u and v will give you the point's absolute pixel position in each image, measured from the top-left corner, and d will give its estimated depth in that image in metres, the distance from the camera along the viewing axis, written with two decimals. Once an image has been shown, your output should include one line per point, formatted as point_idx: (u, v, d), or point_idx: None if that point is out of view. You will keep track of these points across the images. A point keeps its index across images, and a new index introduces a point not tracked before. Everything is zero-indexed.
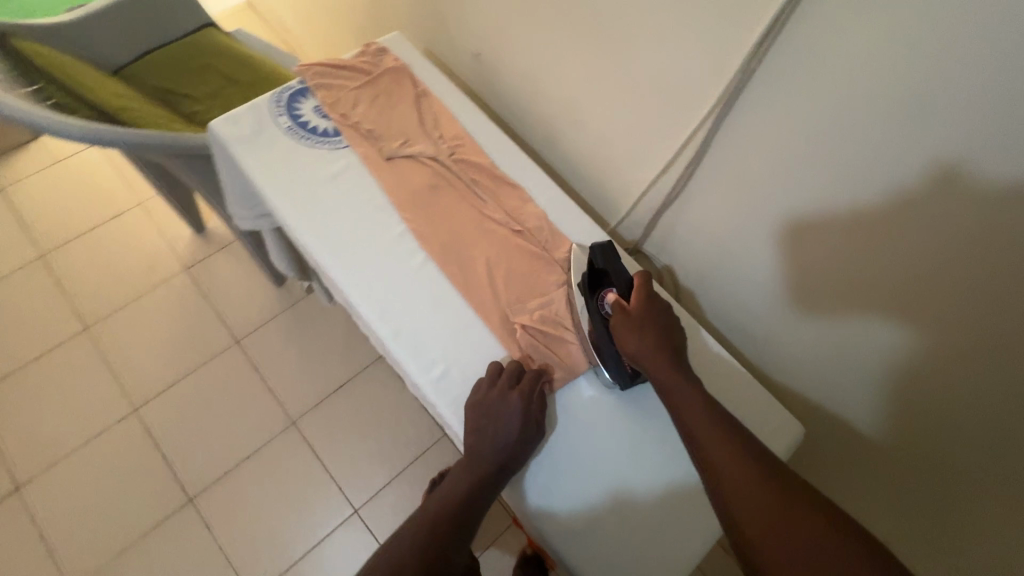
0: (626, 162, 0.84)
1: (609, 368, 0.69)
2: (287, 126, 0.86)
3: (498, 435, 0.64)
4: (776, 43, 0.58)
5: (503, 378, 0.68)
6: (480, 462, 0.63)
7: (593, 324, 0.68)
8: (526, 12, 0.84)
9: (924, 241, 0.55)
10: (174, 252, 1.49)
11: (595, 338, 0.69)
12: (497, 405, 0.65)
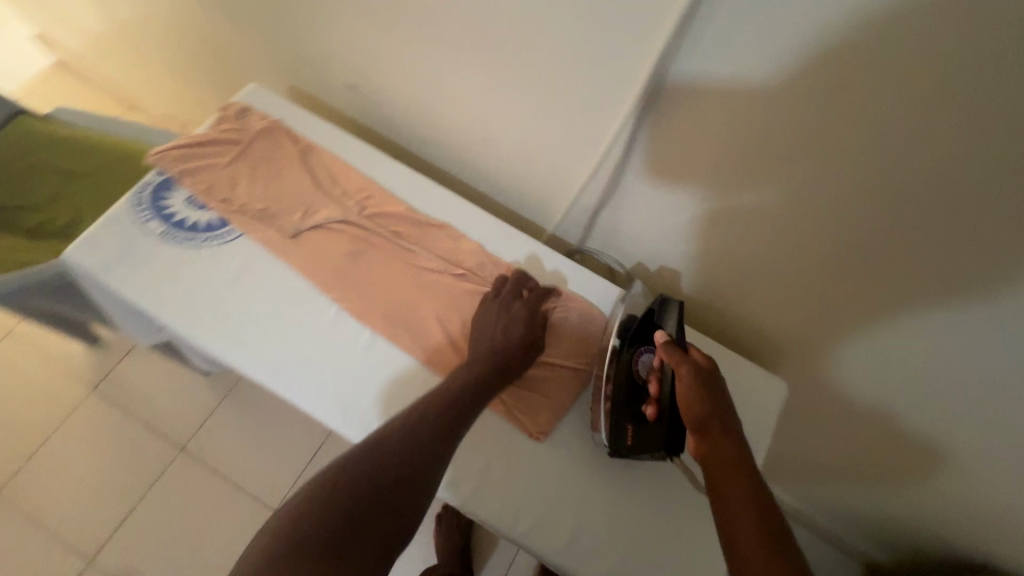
0: (549, 171, 0.80)
1: (610, 427, 0.63)
2: (161, 232, 0.73)
3: (505, 336, 0.68)
4: (688, 35, 0.54)
5: (503, 291, 0.72)
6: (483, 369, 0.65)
7: (619, 374, 0.63)
8: (400, 37, 0.75)
9: (870, 199, 0.56)
10: (71, 377, 1.28)
11: (612, 389, 0.63)
12: (495, 313, 0.70)
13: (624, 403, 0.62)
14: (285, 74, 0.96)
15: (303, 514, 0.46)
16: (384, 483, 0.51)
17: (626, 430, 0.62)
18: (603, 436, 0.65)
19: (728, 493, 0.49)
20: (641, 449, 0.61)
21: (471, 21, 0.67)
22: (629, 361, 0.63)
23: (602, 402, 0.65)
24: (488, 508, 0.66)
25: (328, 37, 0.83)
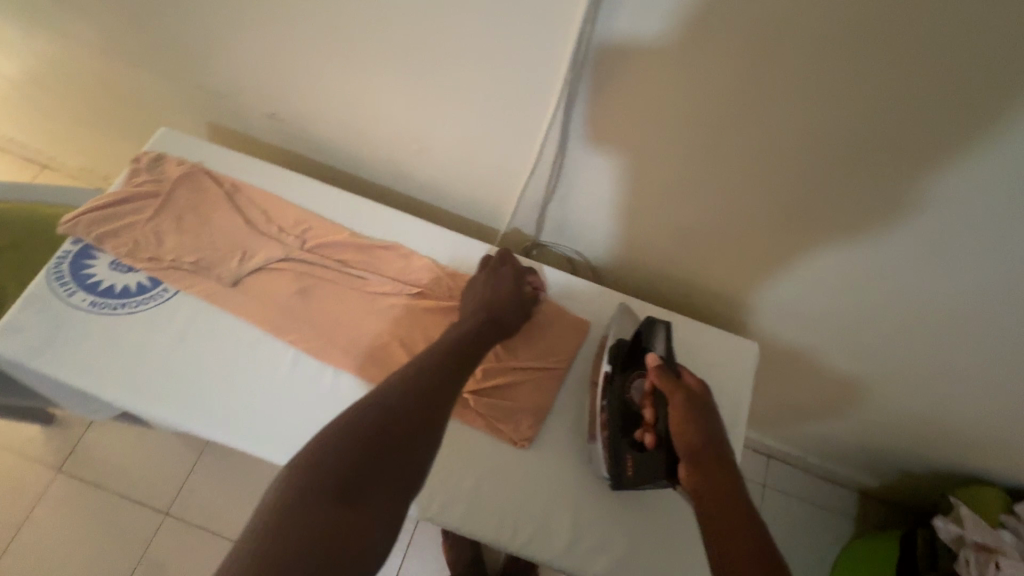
0: (489, 172, 0.78)
1: (609, 455, 0.63)
2: (87, 303, 0.68)
3: (497, 303, 0.68)
4: (600, 17, 0.53)
5: (491, 263, 0.72)
6: (479, 336, 0.65)
7: (613, 399, 0.65)
8: (311, 59, 0.72)
9: (804, 151, 0.57)
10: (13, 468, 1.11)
11: (607, 416, 0.64)
12: (486, 282, 0.71)
13: (621, 429, 0.63)
14: (198, 111, 0.90)
15: (320, 467, 0.46)
16: (389, 445, 0.50)
17: (626, 460, 0.62)
18: (603, 467, 0.64)
19: (721, 520, 0.52)
20: (644, 479, 0.61)
21: (382, 31, 0.64)
22: (623, 385, 0.66)
23: (599, 431, 0.65)
24: (484, 526, 0.64)
25: (237, 67, 0.78)
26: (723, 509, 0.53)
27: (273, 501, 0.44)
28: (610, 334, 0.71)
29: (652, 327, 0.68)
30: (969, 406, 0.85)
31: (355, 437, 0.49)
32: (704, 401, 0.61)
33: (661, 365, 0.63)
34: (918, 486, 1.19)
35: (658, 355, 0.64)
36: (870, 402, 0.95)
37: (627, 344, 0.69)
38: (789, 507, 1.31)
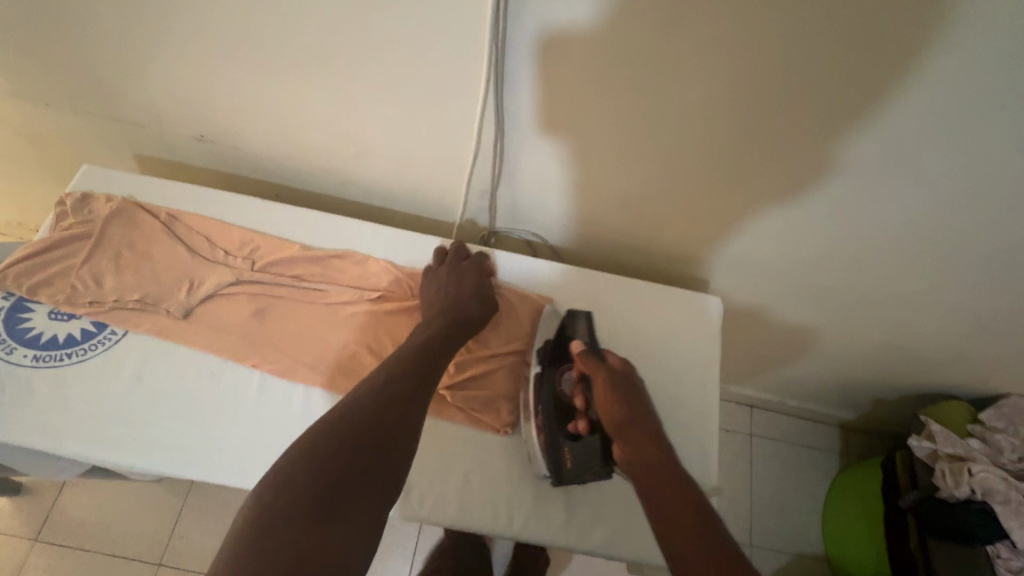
0: (433, 166, 0.76)
1: (547, 451, 0.64)
2: (30, 358, 0.65)
3: (461, 299, 0.68)
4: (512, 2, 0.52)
5: (452, 257, 0.72)
6: (445, 333, 0.65)
7: (544, 394, 0.66)
8: (229, 74, 0.69)
9: (732, 107, 0.57)
10: None
11: (541, 412, 0.65)
12: (449, 276, 0.70)
13: (555, 423, 0.64)
14: (122, 142, 0.85)
15: (292, 485, 0.45)
16: (363, 451, 0.49)
17: (564, 453, 0.63)
18: (542, 465, 0.64)
19: (648, 477, 0.54)
20: (582, 468, 0.62)
21: (297, 37, 0.62)
22: (553, 377, 0.67)
23: (535, 428, 0.66)
24: (479, 517, 0.64)
25: (155, 91, 0.74)
26: (650, 465, 0.55)
27: (245, 527, 0.43)
28: (538, 331, 0.73)
29: (573, 315, 0.71)
30: (923, 329, 0.90)
31: (325, 452, 0.48)
32: (627, 375, 0.64)
33: (584, 350, 0.66)
34: (889, 411, 1.25)
35: (581, 341, 0.67)
36: (834, 337, 0.99)
37: (553, 336, 0.71)
38: (775, 450, 1.36)
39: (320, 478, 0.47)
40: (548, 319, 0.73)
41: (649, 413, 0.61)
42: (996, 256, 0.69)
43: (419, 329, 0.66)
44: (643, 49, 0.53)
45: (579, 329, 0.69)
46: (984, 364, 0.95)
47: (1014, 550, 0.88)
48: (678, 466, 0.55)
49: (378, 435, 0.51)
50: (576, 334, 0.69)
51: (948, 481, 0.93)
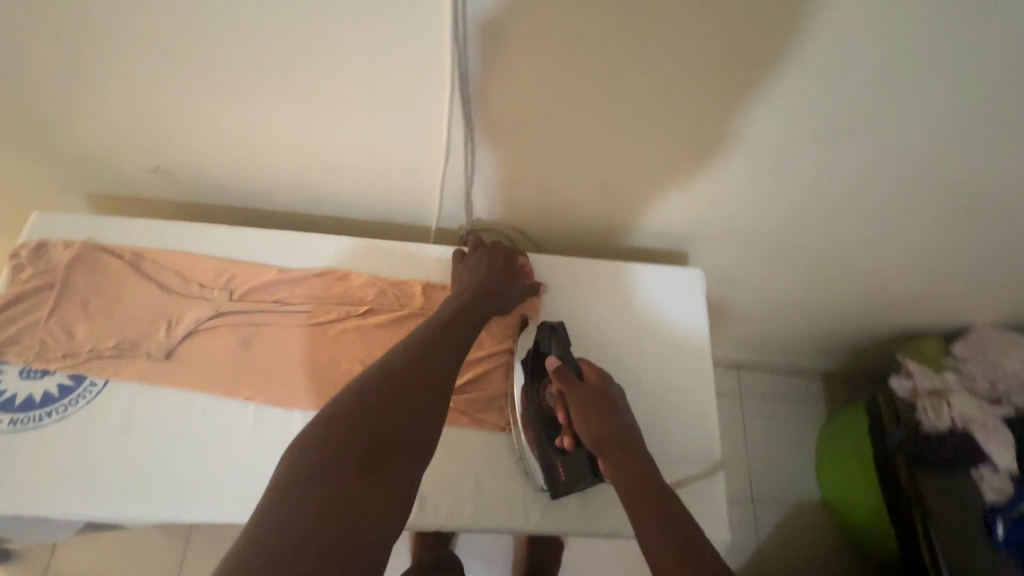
0: (404, 172, 0.75)
1: (543, 467, 0.64)
2: (7, 422, 0.61)
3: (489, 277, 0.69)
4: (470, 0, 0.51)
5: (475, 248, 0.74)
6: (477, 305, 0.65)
7: (531, 412, 0.65)
8: (182, 100, 0.66)
9: (697, 84, 0.58)
10: None
11: (530, 429, 0.65)
12: (471, 262, 0.71)
13: (546, 440, 0.64)
14: (71, 182, 0.81)
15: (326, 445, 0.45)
16: (398, 413, 0.49)
17: (557, 467, 0.64)
18: (539, 479, 0.65)
19: (639, 507, 0.55)
20: (576, 479, 0.64)
21: (250, 56, 0.60)
22: (536, 396, 0.66)
23: (527, 445, 0.65)
24: (496, 516, 0.65)
25: (104, 125, 0.71)
26: (639, 492, 0.56)
27: (277, 482, 0.43)
28: (517, 346, 0.70)
29: (544, 328, 0.69)
30: (891, 274, 0.94)
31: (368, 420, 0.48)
32: (605, 392, 0.65)
33: (563, 367, 0.65)
34: (866, 356, 1.31)
35: (558, 358, 0.66)
36: (811, 292, 1.02)
37: (530, 350, 0.69)
38: (764, 408, 1.40)
39: (354, 438, 0.46)
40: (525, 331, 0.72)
41: (631, 432, 0.62)
42: (953, 195, 0.73)
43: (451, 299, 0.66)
44: (610, 33, 0.53)
45: (552, 343, 0.68)
46: (949, 300, 1.01)
47: (995, 471, 0.92)
48: (666, 492, 0.56)
49: (413, 397, 0.50)
50: (550, 348, 0.68)
51: (929, 415, 0.98)
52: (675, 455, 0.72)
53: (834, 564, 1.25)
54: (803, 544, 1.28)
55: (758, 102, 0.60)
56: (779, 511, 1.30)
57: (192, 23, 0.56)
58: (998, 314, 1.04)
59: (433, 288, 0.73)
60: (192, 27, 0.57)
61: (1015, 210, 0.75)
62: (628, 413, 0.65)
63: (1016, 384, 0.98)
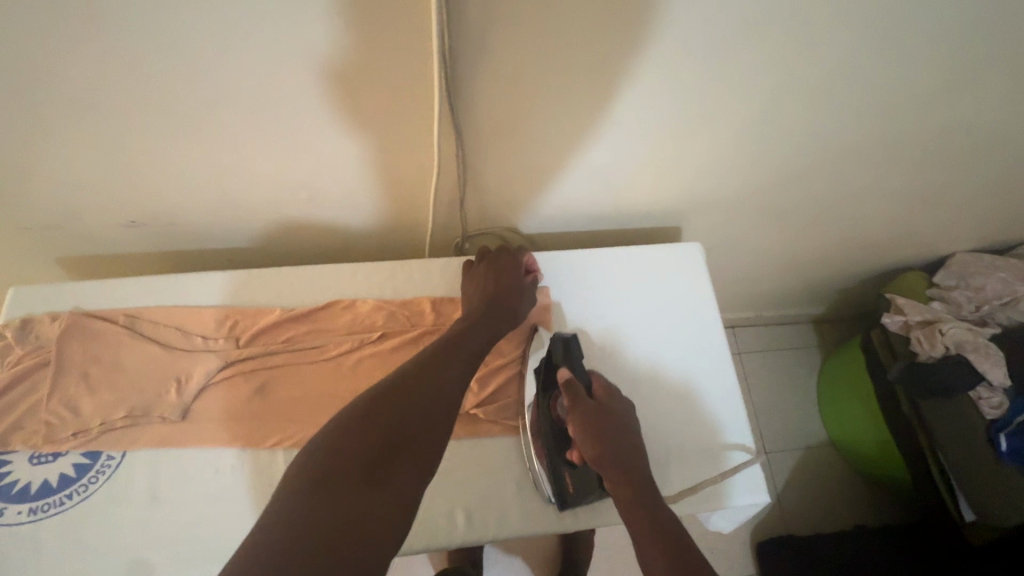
0: (394, 190, 0.74)
1: (550, 477, 0.64)
2: (27, 513, 0.59)
3: (511, 280, 0.70)
4: (453, 15, 0.50)
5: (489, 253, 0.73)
6: (501, 305, 0.66)
7: (541, 424, 0.65)
8: (155, 149, 0.63)
9: (683, 63, 0.59)
10: None
11: (540, 440, 0.65)
12: (488, 269, 0.71)
13: (556, 452, 0.64)
14: (41, 248, 0.77)
15: (348, 430, 0.46)
16: (418, 400, 0.49)
17: (565, 479, 0.63)
18: (546, 488, 0.64)
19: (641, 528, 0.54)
20: (585, 491, 0.63)
21: (224, 97, 0.57)
22: (547, 406, 0.66)
23: (536, 454, 0.65)
24: (544, 521, 0.65)
25: (73, 184, 0.67)
26: (642, 523, 0.55)
27: (298, 464, 0.43)
28: (528, 353, 0.72)
29: (558, 338, 0.71)
30: (875, 218, 0.97)
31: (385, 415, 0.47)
32: (610, 407, 0.65)
33: (571, 378, 0.66)
34: (854, 298, 1.35)
35: (567, 369, 0.67)
36: (800, 246, 1.05)
37: (543, 360, 0.69)
38: (764, 361, 1.44)
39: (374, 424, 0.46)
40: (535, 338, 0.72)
41: (638, 459, 0.61)
42: (930, 134, 0.75)
43: (475, 305, 0.66)
44: (597, 25, 0.53)
45: (563, 355, 0.69)
46: (930, 234, 1.04)
47: (991, 389, 0.94)
48: (667, 513, 0.55)
49: (433, 387, 0.51)
50: (561, 360, 0.69)
51: (924, 346, 1.01)
52: (707, 424, 0.73)
53: (853, 499, 1.30)
54: (822, 486, 1.31)
55: (743, 74, 0.61)
56: (794, 458, 1.34)
57: (160, 69, 0.53)
58: (976, 241, 1.08)
59: (443, 303, 0.72)
60: (159, 74, 0.54)
61: (988, 140, 0.77)
62: (636, 431, 0.65)
63: (998, 303, 1.01)
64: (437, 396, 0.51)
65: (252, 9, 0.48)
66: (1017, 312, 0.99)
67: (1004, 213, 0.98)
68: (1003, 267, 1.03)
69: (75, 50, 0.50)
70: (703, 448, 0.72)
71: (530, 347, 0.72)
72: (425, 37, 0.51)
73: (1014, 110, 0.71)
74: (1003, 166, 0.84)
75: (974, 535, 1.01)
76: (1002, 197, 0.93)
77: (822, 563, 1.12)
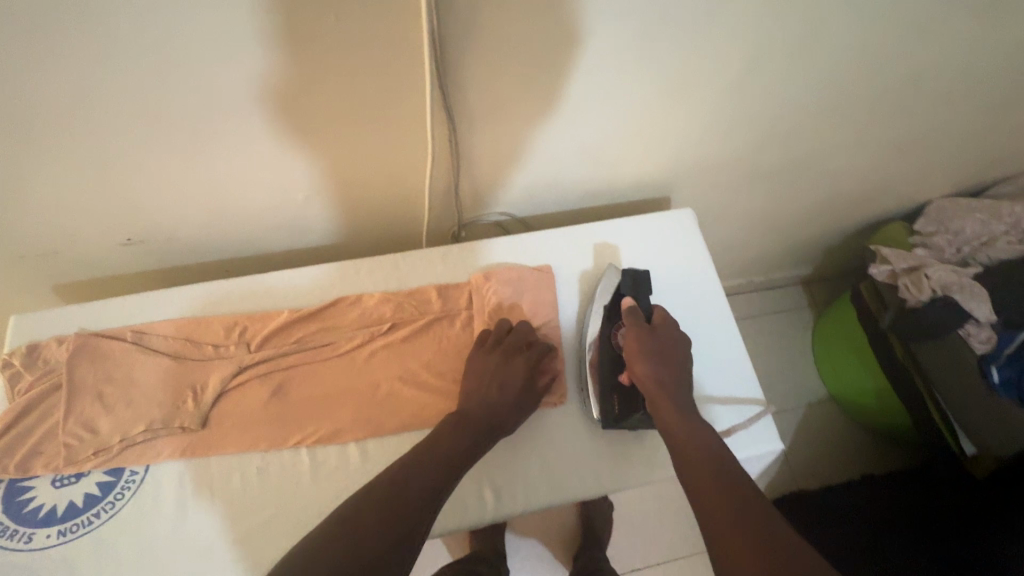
0: (390, 183, 0.75)
1: (599, 396, 0.68)
2: (55, 535, 0.59)
3: (503, 385, 0.65)
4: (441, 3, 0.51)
5: (505, 343, 0.69)
6: (476, 418, 0.63)
7: (599, 346, 0.71)
8: (149, 161, 0.64)
9: (666, 35, 0.60)
10: None
11: (595, 362, 0.70)
12: (497, 363, 0.67)
13: (608, 371, 0.69)
14: (37, 274, 0.77)
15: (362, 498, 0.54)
16: (415, 475, 0.57)
17: (612, 398, 0.68)
18: (594, 409, 0.68)
19: (675, 434, 0.60)
20: (629, 411, 0.67)
21: (217, 103, 0.58)
22: (608, 333, 0.72)
23: (591, 377, 0.70)
24: (570, 487, 0.66)
25: (70, 205, 0.67)
26: (681, 436, 0.59)
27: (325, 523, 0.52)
28: (597, 292, 0.75)
29: (628, 273, 0.75)
30: (855, 173, 1.00)
31: (424, 463, 0.58)
32: (667, 335, 0.70)
33: (634, 307, 0.72)
34: (839, 255, 1.39)
35: (632, 298, 0.73)
36: (786, 207, 1.08)
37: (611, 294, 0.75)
38: (759, 326, 1.48)
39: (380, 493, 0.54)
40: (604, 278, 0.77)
41: (682, 382, 0.66)
42: (898, 85, 0.78)
43: (462, 411, 0.64)
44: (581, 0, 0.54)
45: (631, 285, 0.74)
46: (907, 184, 1.08)
47: (979, 325, 0.95)
48: (703, 424, 0.61)
49: (430, 463, 0.58)
50: (628, 290, 0.74)
51: (911, 292, 1.01)
52: (717, 379, 0.75)
53: (858, 448, 1.34)
54: (828, 439, 1.35)
55: (723, 42, 0.63)
56: (797, 416, 1.38)
57: (153, 79, 0.54)
58: (952, 188, 1.12)
59: (448, 289, 0.75)
60: (154, 84, 0.55)
61: (954, 86, 0.80)
62: (685, 356, 0.69)
63: (977, 243, 1.03)
64: (434, 474, 0.57)
65: (241, 12, 0.49)
66: (996, 251, 1.00)
67: (975, 158, 1.02)
68: (979, 210, 1.06)
69: (71, 64, 0.51)
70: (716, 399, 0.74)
71: (602, 280, 0.75)
72: (414, 23, 0.53)
73: (976, 54, 0.74)
74: (970, 111, 0.87)
75: (978, 468, 1.00)
76: (972, 142, 0.97)
77: (832, 511, 1.13)
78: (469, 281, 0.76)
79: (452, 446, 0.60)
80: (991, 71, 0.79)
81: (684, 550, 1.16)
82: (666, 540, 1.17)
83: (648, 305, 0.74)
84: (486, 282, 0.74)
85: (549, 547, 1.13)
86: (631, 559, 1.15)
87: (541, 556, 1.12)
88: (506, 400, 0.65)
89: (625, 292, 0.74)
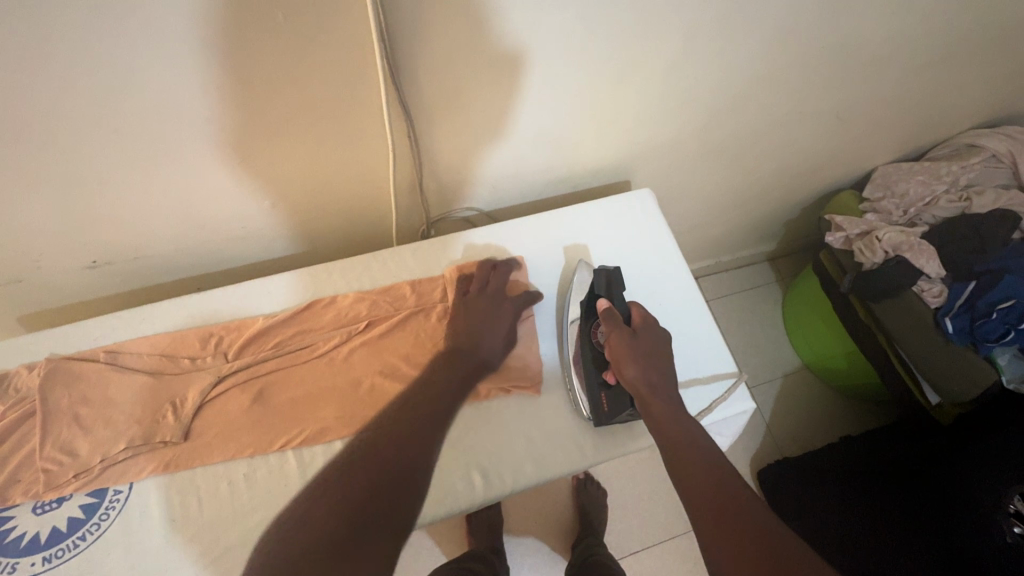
0: (353, 186, 0.77)
1: (588, 396, 0.69)
2: (41, 562, 0.59)
3: (492, 324, 0.72)
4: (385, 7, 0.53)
5: (488, 286, 0.74)
6: (464, 359, 0.69)
7: (583, 345, 0.71)
8: (108, 184, 0.65)
9: (603, 25, 0.63)
10: None
11: (579, 361, 0.71)
12: (483, 304, 0.73)
13: (594, 372, 0.69)
14: (5, 308, 0.77)
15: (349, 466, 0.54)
16: (398, 435, 0.57)
17: (601, 396, 0.68)
18: (584, 407, 0.69)
19: (666, 436, 0.59)
20: (618, 409, 0.66)
21: (168, 121, 0.59)
22: (590, 333, 0.71)
23: (577, 374, 0.71)
24: (557, 463, 0.68)
25: (32, 234, 0.67)
26: (675, 436, 0.58)
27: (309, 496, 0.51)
28: (572, 287, 0.77)
29: (601, 273, 0.75)
30: (799, 146, 1.05)
31: (413, 416, 0.60)
32: (649, 335, 0.68)
33: (611, 308, 0.70)
34: (799, 229, 1.44)
35: (607, 299, 0.71)
36: (739, 184, 1.13)
37: (587, 295, 0.75)
38: (730, 304, 1.52)
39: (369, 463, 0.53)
40: (580, 275, 0.78)
41: (668, 380, 0.64)
42: (829, 52, 0.81)
43: (452, 353, 0.69)
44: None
45: (605, 284, 0.73)
46: (851, 154, 1.14)
47: (930, 281, 0.97)
48: (692, 424, 0.60)
49: (407, 424, 0.59)
50: (603, 289, 0.73)
51: (866, 255, 1.03)
52: (690, 349, 0.78)
53: (837, 409, 1.38)
54: (807, 403, 1.39)
55: (656, 28, 0.67)
56: (777, 386, 1.41)
57: (105, 102, 0.55)
58: (897, 153, 1.17)
59: (421, 282, 0.77)
60: (106, 108, 0.56)
61: (880, 52, 0.85)
62: (666, 352, 0.67)
63: (922, 204, 1.06)
64: (410, 433, 0.58)
65: (183, 27, 0.50)
66: (939, 209, 1.04)
67: (912, 122, 1.07)
68: (920, 171, 1.09)
69: (13, 91, 0.51)
70: (691, 366, 0.77)
71: (575, 277, 0.77)
72: (360, 20, 0.54)
73: (899, 18, 0.78)
74: (895, 81, 0.93)
75: (943, 414, 1.03)
76: (906, 109, 1.02)
77: (818, 471, 1.15)
78: (444, 274, 0.78)
79: (451, 379, 0.67)
80: (913, 35, 0.83)
81: (679, 526, 1.19)
82: (661, 519, 1.19)
83: (625, 303, 0.72)
84: (460, 274, 0.76)
85: (549, 538, 1.13)
86: (628, 541, 1.17)
87: (539, 549, 1.12)
88: (493, 338, 0.71)
89: (601, 290, 0.73)
